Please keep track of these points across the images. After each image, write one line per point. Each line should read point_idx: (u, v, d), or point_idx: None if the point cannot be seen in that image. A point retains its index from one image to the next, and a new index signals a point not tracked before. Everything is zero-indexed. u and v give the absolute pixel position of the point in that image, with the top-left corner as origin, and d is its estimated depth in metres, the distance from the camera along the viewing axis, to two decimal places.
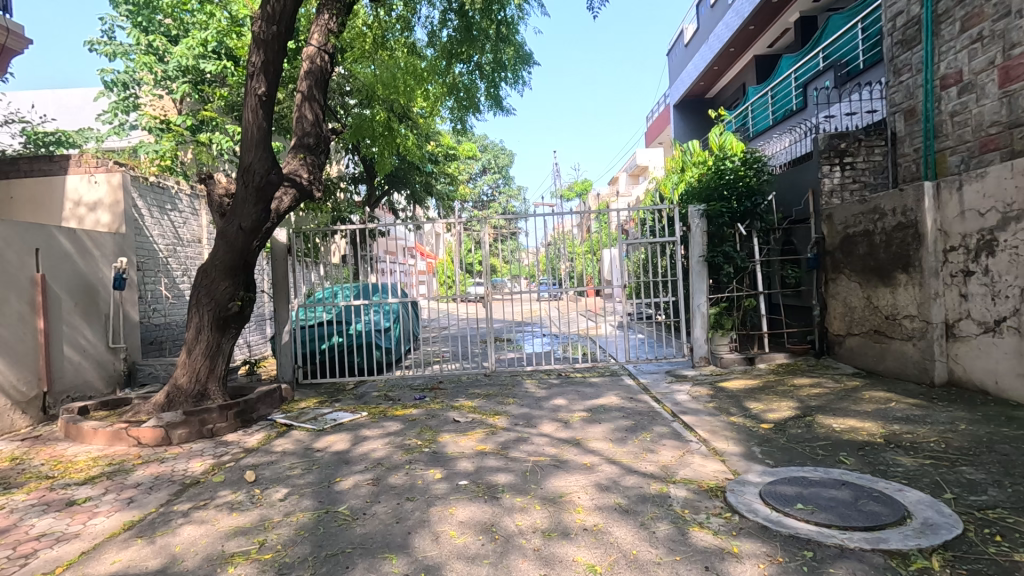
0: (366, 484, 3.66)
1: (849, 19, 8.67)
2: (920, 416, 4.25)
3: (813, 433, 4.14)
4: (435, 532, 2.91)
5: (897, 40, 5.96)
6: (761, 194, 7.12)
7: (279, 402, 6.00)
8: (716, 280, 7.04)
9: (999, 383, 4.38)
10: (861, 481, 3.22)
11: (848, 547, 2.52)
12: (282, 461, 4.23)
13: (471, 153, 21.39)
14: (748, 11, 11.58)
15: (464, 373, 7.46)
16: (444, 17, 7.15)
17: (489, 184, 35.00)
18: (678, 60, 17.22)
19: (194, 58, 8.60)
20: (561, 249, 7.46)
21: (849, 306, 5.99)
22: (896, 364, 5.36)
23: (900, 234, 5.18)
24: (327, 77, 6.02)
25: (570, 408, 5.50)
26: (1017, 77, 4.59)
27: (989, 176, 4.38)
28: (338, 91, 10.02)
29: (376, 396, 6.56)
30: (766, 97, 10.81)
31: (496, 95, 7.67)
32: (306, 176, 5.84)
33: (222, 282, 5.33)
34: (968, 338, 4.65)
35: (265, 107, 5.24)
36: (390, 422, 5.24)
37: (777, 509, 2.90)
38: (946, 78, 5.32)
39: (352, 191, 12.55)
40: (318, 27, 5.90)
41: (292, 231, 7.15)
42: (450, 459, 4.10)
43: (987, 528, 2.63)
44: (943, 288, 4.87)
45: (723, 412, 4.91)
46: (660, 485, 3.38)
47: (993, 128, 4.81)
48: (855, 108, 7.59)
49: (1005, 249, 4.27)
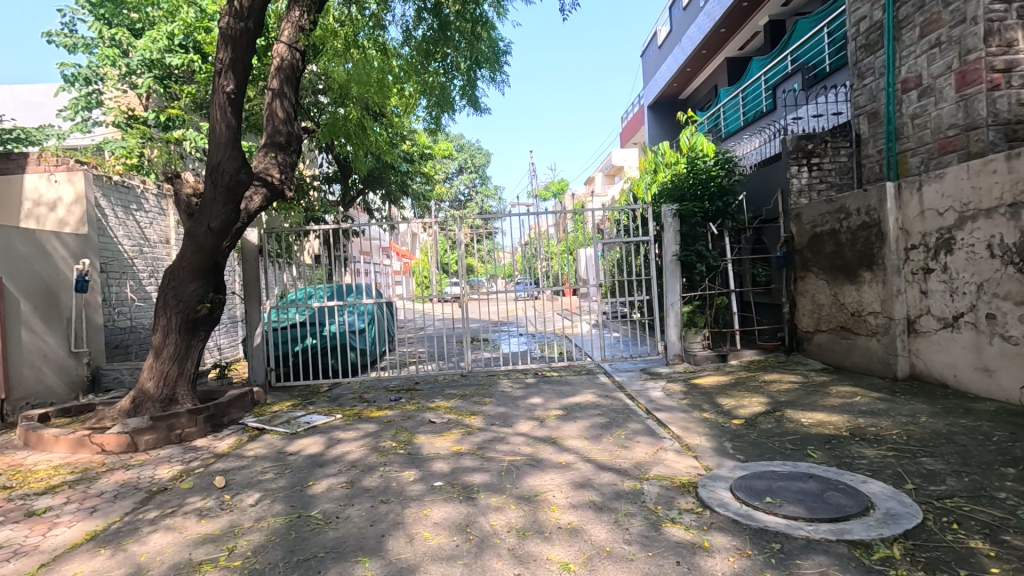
0: (339, 487, 3.62)
1: (815, 23, 8.88)
2: (884, 409, 4.39)
3: (782, 428, 4.24)
4: (410, 534, 2.89)
5: (860, 44, 6.13)
6: (732, 194, 7.26)
7: (252, 406, 5.90)
8: (689, 279, 7.18)
9: (958, 377, 4.53)
10: (827, 474, 3.31)
11: (814, 539, 2.58)
12: (253, 465, 4.15)
13: (448, 154, 21.27)
14: (719, 14, 11.77)
15: (441, 373, 7.44)
16: (419, 16, 7.09)
17: (466, 184, 34.86)
18: (651, 61, 17.42)
19: (159, 52, 8.36)
20: (539, 249, 7.58)
21: (818, 304, 6.14)
22: (862, 359, 5.51)
23: (864, 234, 5.35)
24: (298, 74, 5.90)
25: (546, 407, 5.52)
26: (973, 82, 4.76)
27: (947, 176, 4.53)
28: (311, 88, 9.78)
29: (351, 397, 6.49)
30: (738, 99, 11.01)
31: (472, 95, 7.66)
32: (277, 176, 5.73)
33: (192, 284, 5.22)
34: (928, 334, 4.81)
35: (234, 105, 5.13)
36: (366, 424, 5.19)
37: (747, 504, 2.96)
38: (907, 81, 5.49)
39: (326, 191, 12.37)
40: (289, 23, 5.80)
41: (264, 231, 7.06)
42: (426, 460, 4.08)
43: (946, 517, 2.72)
44: (905, 284, 5.02)
45: (695, 409, 4.99)
46: (634, 482, 3.43)
47: (951, 130, 4.99)
48: (823, 110, 7.79)
49: (962, 247, 4.43)
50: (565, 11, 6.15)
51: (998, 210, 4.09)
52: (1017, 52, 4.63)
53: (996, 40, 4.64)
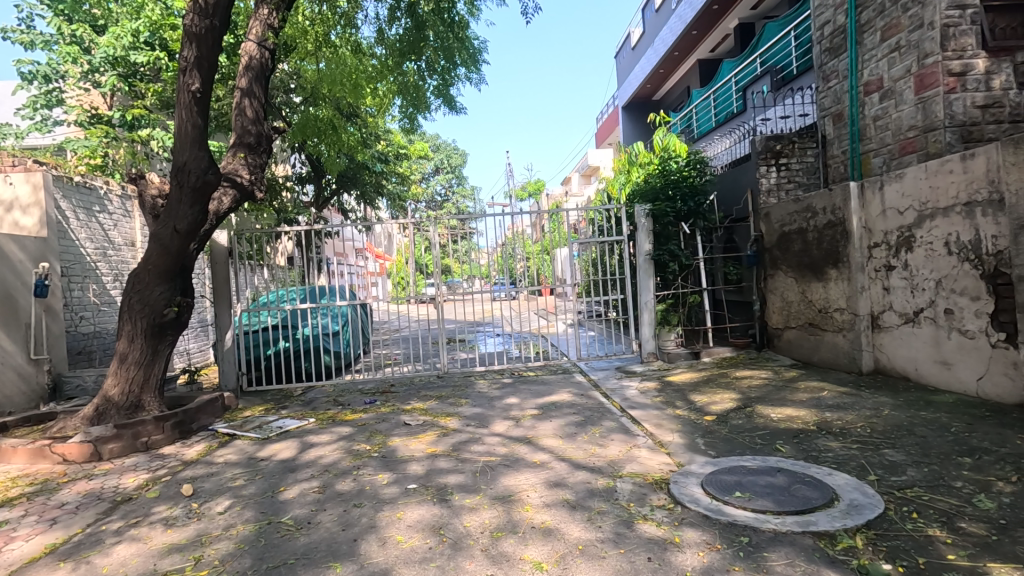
0: (312, 492, 3.57)
1: (783, 26, 9.10)
2: (849, 402, 4.51)
3: (752, 423, 4.32)
4: (383, 538, 2.87)
5: (825, 47, 6.30)
6: (703, 194, 7.35)
7: (222, 412, 5.77)
8: (663, 278, 7.27)
9: (919, 370, 4.68)
10: (794, 467, 3.38)
11: (780, 531, 2.64)
12: (223, 472, 4.07)
13: (423, 154, 21.11)
14: (690, 17, 11.95)
15: (417, 375, 7.38)
16: (393, 16, 7.02)
17: (442, 184, 34.66)
18: (625, 62, 17.58)
19: (124, 49, 8.10)
20: (517, 249, 7.61)
21: (787, 301, 6.29)
22: (829, 354, 5.66)
23: (830, 232, 5.49)
24: (268, 74, 5.80)
25: (521, 406, 5.53)
26: (930, 85, 4.92)
27: (906, 176, 4.68)
28: (282, 88, 9.61)
29: (325, 401, 6.41)
30: (709, 101, 11.19)
31: (447, 94, 7.62)
32: (246, 176, 5.63)
33: (158, 287, 5.08)
34: (890, 329, 4.96)
35: (200, 104, 5.00)
36: (340, 428, 5.13)
37: (717, 498, 3.01)
38: (869, 84, 5.66)
39: (299, 191, 12.18)
40: (257, 21, 5.71)
41: (234, 233, 6.89)
42: (401, 463, 4.04)
43: (905, 506, 2.81)
44: (868, 281, 5.18)
45: (669, 406, 5.06)
46: (607, 480, 3.45)
47: (910, 131, 5.16)
48: (790, 112, 7.99)
49: (921, 245, 4.57)
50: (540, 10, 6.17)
51: (955, 209, 4.23)
52: (971, 56, 4.81)
53: (952, 45, 4.81)
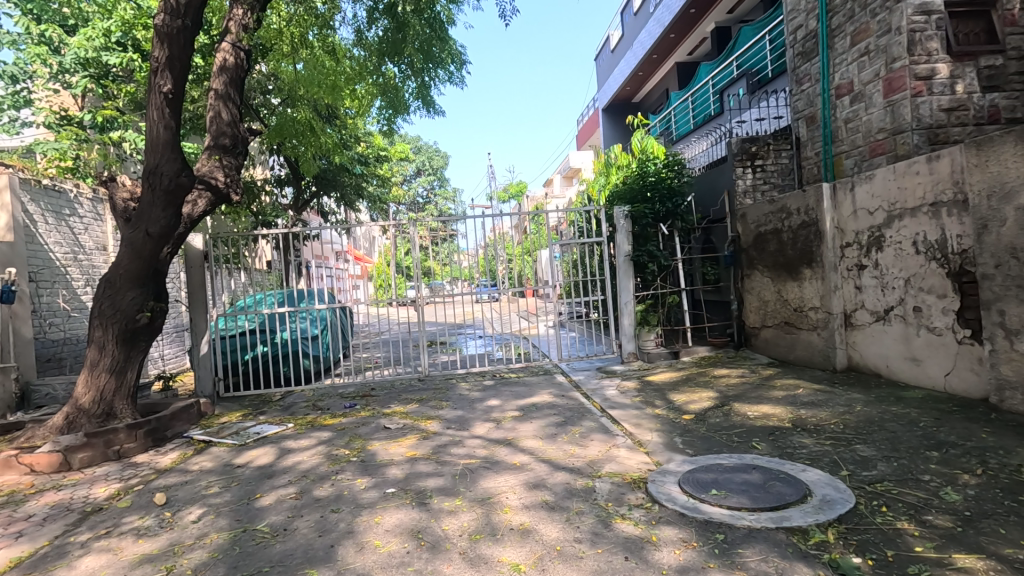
0: (289, 498, 3.52)
1: (758, 30, 9.25)
2: (823, 399, 4.60)
3: (730, 421, 4.38)
4: (360, 543, 2.84)
5: (798, 51, 6.43)
6: (681, 195, 7.42)
7: (197, 418, 5.67)
8: (642, 278, 7.33)
9: (890, 367, 4.79)
10: (770, 464, 3.43)
11: (755, 528, 2.68)
12: (197, 480, 3.99)
13: (403, 156, 20.99)
14: (668, 20, 12.08)
15: (397, 379, 7.33)
16: (372, 17, 6.98)
17: (424, 186, 34.50)
18: (605, 65, 17.72)
19: (95, 50, 7.82)
20: (499, 250, 7.58)
21: (764, 300, 6.39)
22: (804, 352, 5.76)
23: (804, 232, 5.59)
24: (243, 75, 5.73)
25: (502, 408, 5.54)
26: (898, 88, 5.04)
27: (876, 177, 4.79)
28: (260, 89, 9.47)
29: (304, 406, 6.34)
30: (688, 103, 11.33)
31: (427, 96, 7.59)
32: (222, 179, 5.52)
33: (130, 292, 4.97)
34: (862, 327, 5.07)
35: (172, 105, 4.92)
36: (319, 432, 5.07)
37: (694, 497, 3.05)
38: (840, 87, 5.78)
39: (278, 194, 12.03)
40: (231, 22, 5.63)
41: (209, 237, 6.81)
42: (380, 467, 4.01)
43: (876, 500, 2.87)
44: (841, 280, 5.28)
45: (648, 405, 5.11)
46: (586, 480, 3.47)
47: (880, 133, 5.28)
48: (765, 114, 8.13)
49: (891, 244, 4.68)
50: (522, 11, 6.16)
51: (922, 209, 4.34)
52: (936, 61, 4.94)
53: (919, 49, 4.93)
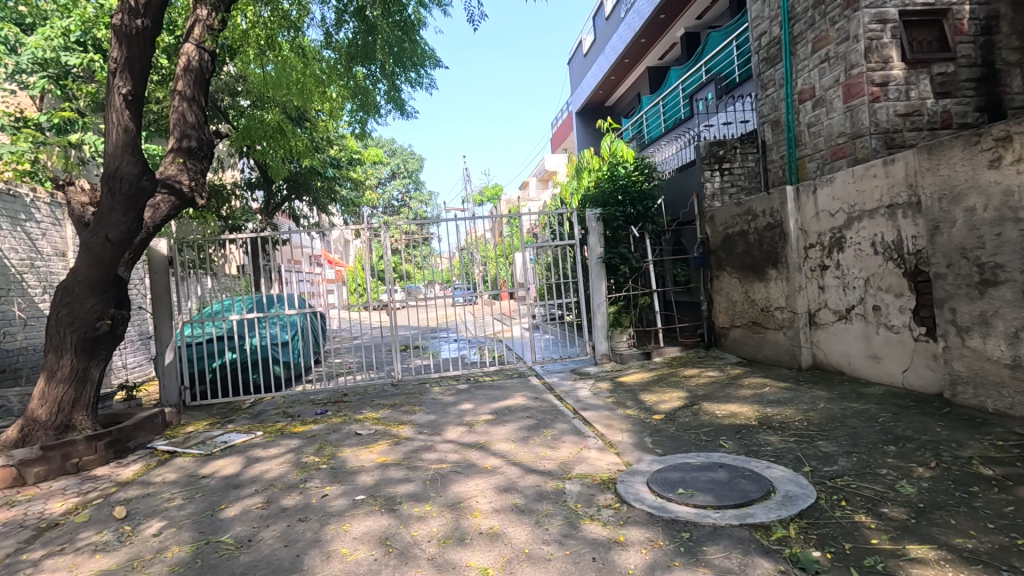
0: (255, 508, 3.46)
1: (725, 36, 9.44)
2: (788, 397, 4.71)
3: (698, 420, 4.45)
4: (327, 552, 2.80)
5: (762, 57, 6.59)
6: (651, 198, 7.54)
7: (162, 428, 5.52)
8: (614, 280, 7.41)
9: (852, 364, 4.92)
10: (736, 462, 3.50)
11: (719, 525, 2.73)
12: (159, 492, 3.89)
13: (377, 159, 20.76)
14: (639, 25, 12.24)
15: (370, 384, 7.25)
16: (341, 19, 6.89)
17: (399, 189, 34.24)
18: (578, 69, 17.88)
19: (54, 50, 7.51)
20: (475, 253, 7.54)
21: (732, 301, 6.52)
22: (771, 352, 5.89)
23: (769, 233, 5.73)
24: (208, 77, 5.61)
25: (475, 411, 5.53)
26: (856, 94, 5.20)
27: (836, 181, 4.93)
28: (228, 91, 9.28)
29: (274, 413, 6.22)
30: (659, 107, 11.50)
31: (398, 98, 7.55)
32: (187, 183, 5.40)
33: (89, 299, 4.80)
34: (826, 326, 5.20)
35: (132, 107, 4.80)
36: (288, 440, 4.99)
37: (662, 496, 3.08)
38: (802, 93, 5.93)
39: (248, 197, 11.79)
40: (196, 22, 5.51)
41: (174, 242, 6.64)
42: (350, 474, 3.96)
43: (836, 495, 2.94)
44: (805, 281, 5.42)
45: (620, 406, 5.16)
46: (556, 482, 3.49)
47: (841, 138, 5.43)
48: (732, 119, 8.30)
49: (851, 245, 4.82)
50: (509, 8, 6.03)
51: (879, 211, 4.48)
52: (892, 68, 5.12)
53: (875, 57, 5.10)
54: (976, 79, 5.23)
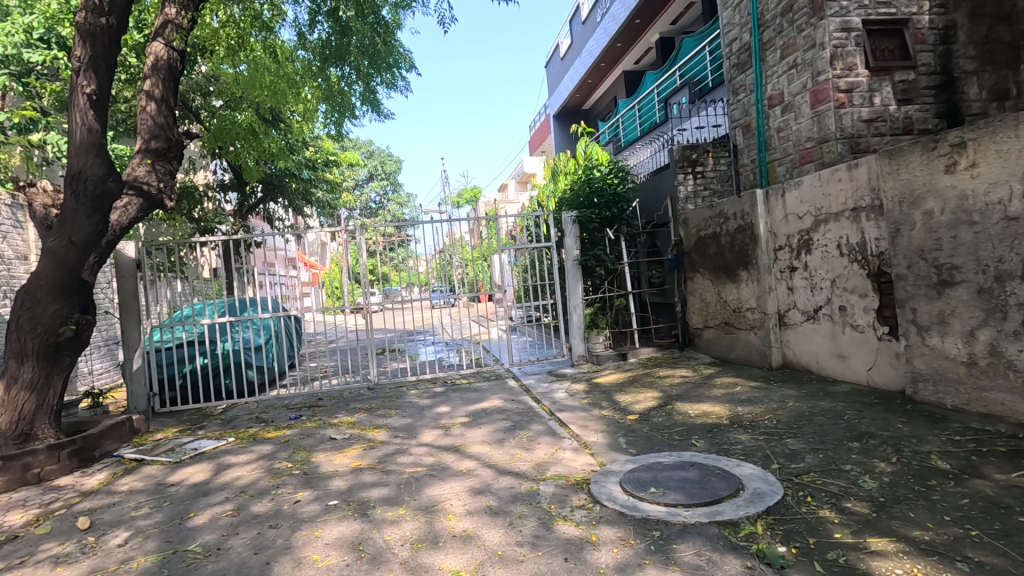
0: (225, 516, 3.39)
1: (698, 42, 9.60)
2: (759, 396, 4.80)
3: (672, 420, 4.51)
4: (297, 558, 2.76)
5: (734, 62, 6.72)
6: (626, 201, 7.64)
7: (130, 435, 5.38)
8: (591, 282, 7.46)
9: (820, 363, 5.04)
10: (707, 461, 3.56)
11: (689, 523, 2.77)
12: (125, 501, 3.79)
13: (354, 160, 20.53)
14: (614, 30, 12.37)
15: (347, 388, 7.17)
16: (314, 20, 6.82)
17: (377, 191, 33.92)
18: (555, 72, 17.98)
19: (16, 47, 7.10)
20: (454, 256, 7.53)
21: (705, 302, 6.63)
22: (743, 351, 6.00)
23: (741, 236, 5.84)
24: (177, 76, 5.50)
25: (452, 414, 5.52)
26: (823, 100, 5.33)
27: (804, 184, 5.05)
28: (199, 91, 9.10)
29: (246, 419, 6.11)
30: (634, 111, 11.64)
31: (374, 100, 7.50)
32: (155, 184, 5.27)
33: (52, 304, 4.66)
34: (795, 326, 5.32)
35: (97, 107, 4.68)
36: (261, 446, 4.91)
37: (634, 495, 3.12)
38: (772, 98, 6.06)
39: (220, 199, 11.56)
40: (163, 20, 5.39)
41: (143, 245, 6.45)
42: (323, 479, 3.91)
43: (802, 491, 3.01)
44: (775, 282, 5.53)
45: (595, 407, 5.20)
46: (530, 483, 3.50)
47: (808, 142, 5.56)
48: (705, 123, 8.45)
49: (818, 247, 4.94)
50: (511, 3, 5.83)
51: (845, 214, 4.60)
52: (856, 75, 5.27)
53: (840, 64, 5.25)
54: (935, 87, 5.42)
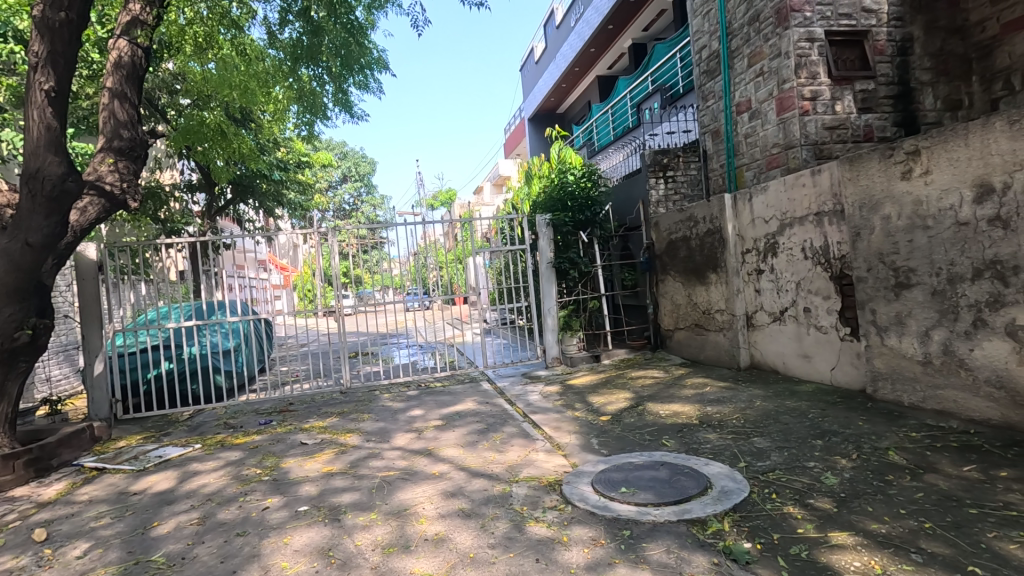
0: (190, 524, 3.31)
1: (670, 48, 9.76)
2: (727, 396, 4.91)
3: (643, 420, 4.58)
4: (265, 566, 2.72)
5: (703, 69, 6.86)
6: (599, 204, 7.69)
7: (91, 443, 5.21)
8: (565, 285, 7.51)
9: (786, 363, 5.17)
10: (677, 460, 3.62)
11: (658, 522, 2.81)
12: (85, 511, 3.67)
13: (327, 161, 20.27)
14: (588, 35, 12.50)
15: (318, 393, 7.07)
16: (285, 19, 6.71)
17: (351, 193, 33.53)
18: (530, 76, 18.08)
19: None
20: (429, 258, 7.48)
21: (676, 304, 6.75)
22: (713, 352, 6.12)
23: (710, 239, 5.97)
24: (141, 74, 5.36)
25: (425, 417, 5.49)
26: (788, 107, 5.48)
27: (769, 189, 5.18)
28: (166, 89, 8.88)
29: (214, 425, 5.98)
30: (608, 115, 11.78)
31: (346, 100, 7.43)
32: (117, 185, 5.11)
33: (7, 307, 4.48)
34: (762, 327, 5.45)
35: (56, 104, 4.53)
36: (229, 452, 4.81)
37: (605, 495, 3.16)
38: (740, 105, 6.21)
39: (188, 200, 11.27)
40: (126, 15, 5.23)
41: (105, 247, 6.23)
42: (293, 485, 3.85)
43: (767, 488, 3.09)
44: (743, 284, 5.66)
45: (568, 408, 5.24)
46: (503, 485, 3.51)
47: (775, 148, 5.71)
48: (676, 128, 8.61)
49: (783, 250, 5.08)
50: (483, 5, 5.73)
51: (808, 218, 4.74)
52: (819, 84, 5.44)
53: (804, 72, 5.42)
54: (893, 96, 5.63)
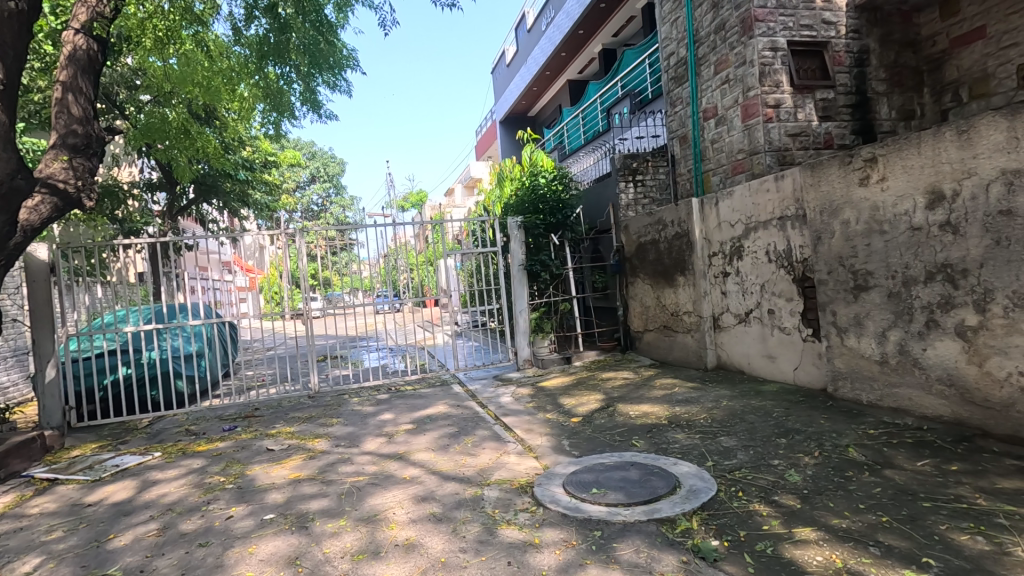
0: (149, 536, 3.19)
1: (639, 54, 9.90)
2: (695, 396, 5.00)
3: (614, 421, 4.62)
4: None
5: (671, 76, 6.98)
6: (570, 207, 7.73)
7: (41, 453, 4.98)
8: (536, 287, 7.53)
9: (751, 364, 5.30)
10: (646, 460, 3.67)
11: (629, 522, 2.84)
12: (35, 525, 3.49)
13: (294, 161, 19.85)
14: (559, 40, 12.59)
15: (285, 397, 6.91)
16: (251, 15, 6.54)
17: (319, 194, 32.93)
18: (501, 78, 18.12)
19: None
20: (400, 260, 7.40)
21: (645, 306, 6.85)
22: (681, 353, 6.23)
23: (678, 242, 6.08)
24: (98, 68, 5.17)
25: (396, 421, 5.42)
26: (753, 114, 5.63)
27: (735, 194, 5.31)
28: (125, 84, 8.58)
29: (175, 432, 5.78)
30: (579, 119, 11.88)
31: (314, 100, 7.30)
32: (72, 184, 4.90)
33: None
34: (728, 329, 5.58)
35: (4, 97, 4.31)
36: (191, 460, 4.65)
37: (577, 497, 3.17)
38: (706, 111, 6.35)
39: (148, 199, 10.88)
40: (84, 7, 5.03)
41: (57, 247, 5.95)
42: (259, 492, 3.75)
43: (733, 486, 3.16)
44: (710, 286, 5.78)
45: (539, 410, 5.25)
46: (475, 488, 3.49)
47: (740, 154, 5.85)
48: (645, 133, 8.72)
49: (749, 253, 5.20)
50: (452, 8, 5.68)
51: (772, 223, 4.87)
52: (782, 92, 5.61)
53: (768, 81, 5.58)
54: (852, 105, 5.85)
